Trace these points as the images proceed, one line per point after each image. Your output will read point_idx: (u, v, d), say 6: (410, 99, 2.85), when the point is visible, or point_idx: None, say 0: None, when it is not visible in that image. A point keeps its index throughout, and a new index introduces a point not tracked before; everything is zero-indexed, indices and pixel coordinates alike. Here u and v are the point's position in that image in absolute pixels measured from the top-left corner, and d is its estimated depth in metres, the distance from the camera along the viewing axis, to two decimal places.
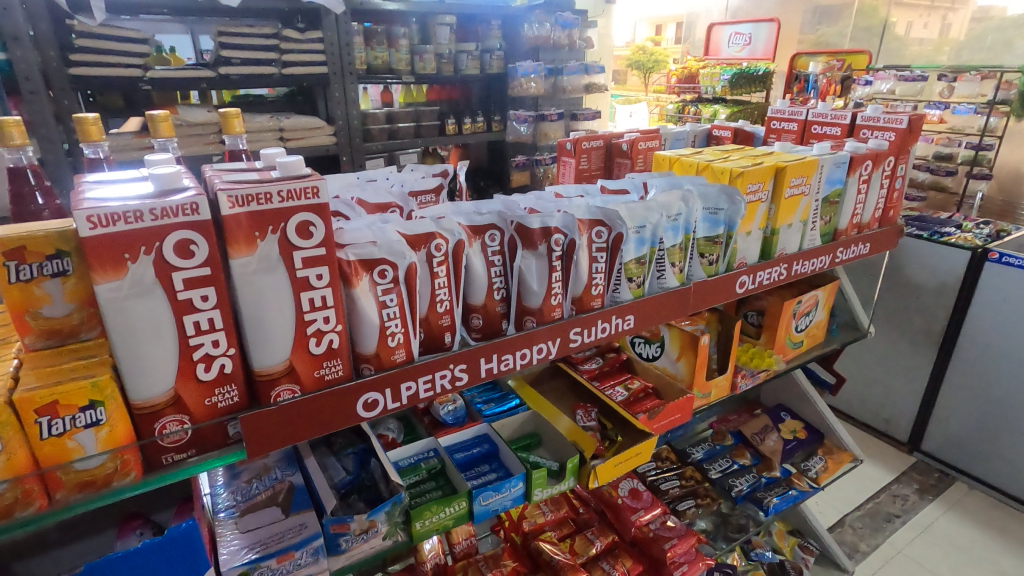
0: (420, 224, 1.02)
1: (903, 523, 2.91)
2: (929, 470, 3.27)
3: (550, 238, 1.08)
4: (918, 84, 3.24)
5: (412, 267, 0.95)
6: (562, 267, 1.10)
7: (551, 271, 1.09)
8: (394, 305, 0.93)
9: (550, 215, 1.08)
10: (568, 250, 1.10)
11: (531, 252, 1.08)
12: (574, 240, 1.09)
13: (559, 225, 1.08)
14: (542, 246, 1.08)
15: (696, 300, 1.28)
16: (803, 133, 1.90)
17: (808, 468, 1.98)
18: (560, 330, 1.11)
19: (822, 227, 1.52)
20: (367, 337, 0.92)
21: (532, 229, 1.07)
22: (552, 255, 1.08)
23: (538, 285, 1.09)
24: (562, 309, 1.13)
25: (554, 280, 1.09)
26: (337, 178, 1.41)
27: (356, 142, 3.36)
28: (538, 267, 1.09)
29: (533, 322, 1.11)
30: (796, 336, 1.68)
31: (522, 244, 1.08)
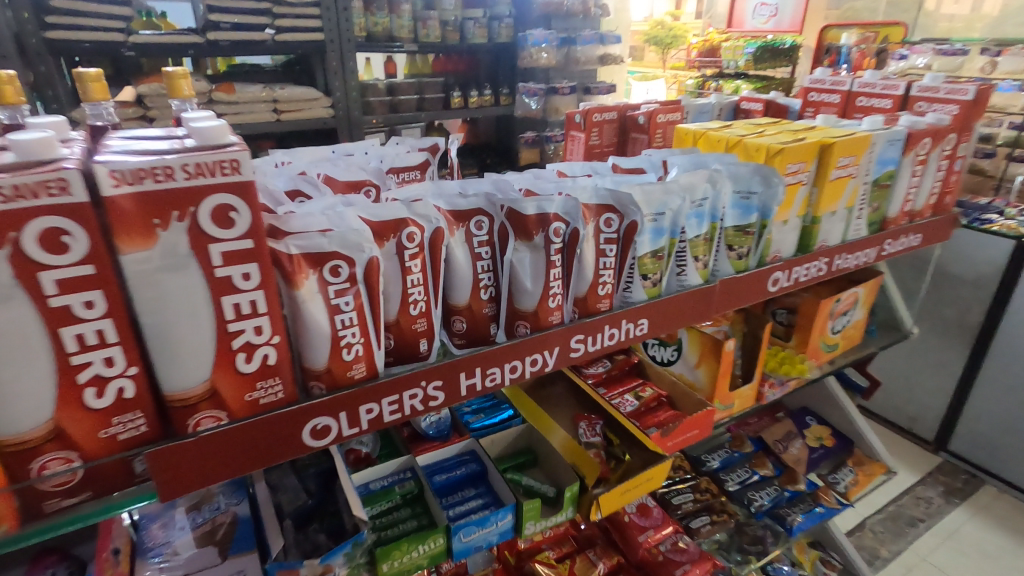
0: (388, 208, 0.84)
1: (927, 529, 2.73)
2: (957, 472, 3.08)
3: (548, 227, 0.88)
4: (959, 58, 2.88)
5: (374, 262, 0.76)
6: (562, 262, 0.92)
7: (549, 267, 0.90)
8: (352, 310, 0.75)
9: (549, 199, 0.89)
10: (570, 242, 0.90)
11: (525, 243, 0.90)
12: (578, 230, 0.90)
13: (559, 211, 0.89)
14: (538, 236, 0.89)
15: (720, 300, 1.09)
16: (845, 107, 1.66)
17: (836, 481, 1.80)
18: (560, 338, 0.93)
19: (869, 215, 1.31)
20: (316, 350, 0.74)
21: (526, 216, 0.88)
22: (550, 248, 0.89)
23: (533, 283, 0.90)
24: (562, 313, 0.94)
25: (552, 279, 0.91)
26: (308, 151, 1.22)
27: (355, 115, 3.14)
28: (534, 263, 0.90)
29: (526, 327, 0.92)
30: (831, 338, 1.48)
31: (514, 233, 0.90)
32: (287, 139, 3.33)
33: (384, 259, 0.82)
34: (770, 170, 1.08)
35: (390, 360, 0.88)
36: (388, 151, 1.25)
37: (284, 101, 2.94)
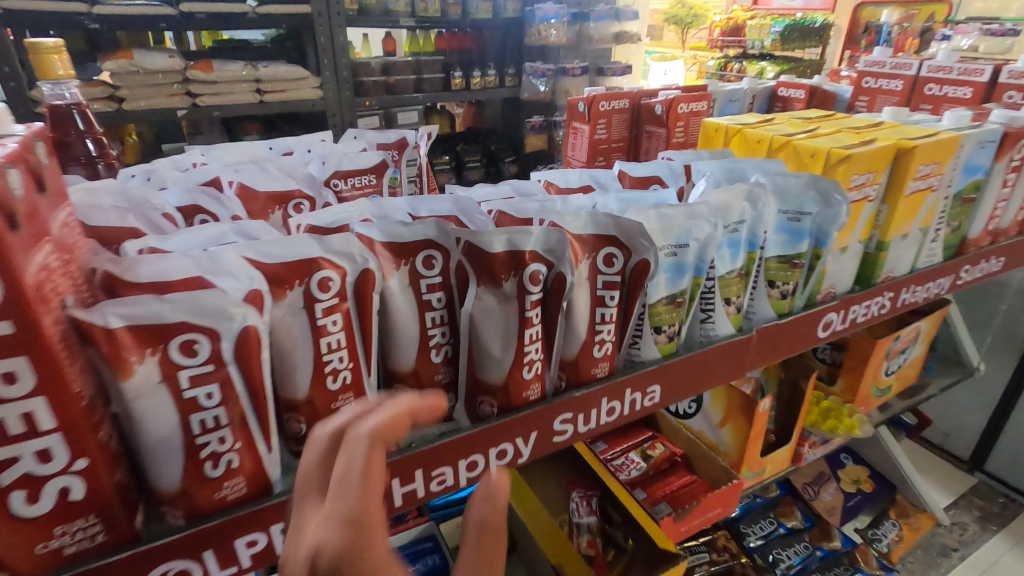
0: (290, 243, 0.59)
1: (961, 560, 1.90)
2: (994, 495, 2.15)
3: (522, 269, 0.63)
4: (1009, 39, 2.26)
5: (251, 331, 0.51)
6: (543, 316, 0.66)
7: (524, 326, 0.64)
8: (218, 406, 0.50)
9: (524, 230, 0.64)
10: (555, 290, 0.65)
11: (491, 292, 0.63)
12: (565, 275, 0.64)
13: (538, 247, 0.64)
14: (509, 283, 0.63)
15: (756, 354, 0.83)
16: (909, 96, 1.34)
17: (877, 538, 1.56)
18: (539, 419, 0.67)
19: (947, 236, 1.03)
20: (165, 467, 0.50)
21: (493, 254, 0.62)
22: (525, 299, 0.63)
23: (502, 347, 0.64)
24: (545, 384, 0.68)
25: (528, 341, 0.64)
26: (235, 148, 0.96)
27: (347, 98, 2.49)
28: (503, 319, 0.64)
29: (494, 405, 0.66)
30: (884, 381, 1.21)
31: (476, 276, 0.64)
32: (277, 121, 2.71)
33: (287, 316, 0.58)
34: (830, 184, 0.81)
35: (302, 449, 0.63)
36: (337, 150, 0.98)
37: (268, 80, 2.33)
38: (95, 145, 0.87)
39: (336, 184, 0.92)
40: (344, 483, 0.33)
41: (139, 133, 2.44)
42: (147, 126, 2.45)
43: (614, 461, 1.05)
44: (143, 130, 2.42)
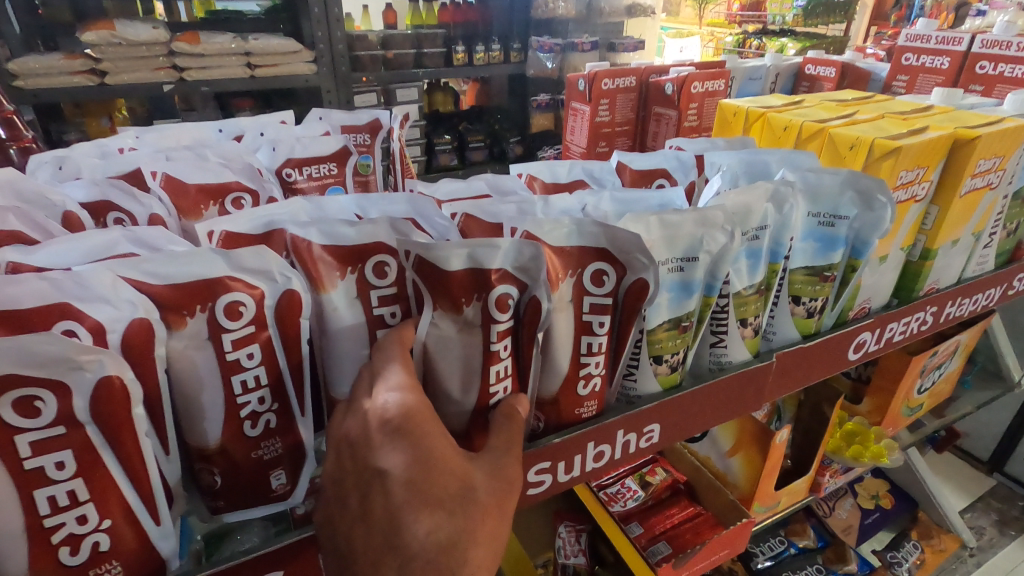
0: (186, 260, 0.47)
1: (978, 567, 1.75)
2: (1013, 499, 2.01)
3: (487, 292, 0.50)
4: None
5: (114, 380, 0.39)
6: (514, 348, 0.53)
7: (488, 362, 0.51)
8: (73, 478, 0.39)
9: (490, 243, 0.50)
10: (528, 318, 0.52)
11: (451, 319, 0.51)
12: (540, 300, 0.51)
13: (508, 266, 0.50)
14: (471, 309, 0.50)
15: (775, 383, 0.70)
16: (958, 74, 1.17)
17: (897, 563, 1.43)
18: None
19: (1001, 240, 0.89)
20: (4, 558, 0.38)
21: (451, 273, 0.50)
22: (491, 329, 0.51)
23: (461, 388, 0.51)
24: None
25: (493, 381, 0.52)
26: (174, 130, 0.83)
27: (343, 73, 2.19)
28: (462, 352, 0.51)
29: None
30: (915, 400, 1.07)
31: (432, 297, 0.51)
32: (274, 98, 2.39)
33: (189, 349, 0.47)
34: (872, 182, 0.66)
35: (219, 504, 0.52)
36: (293, 134, 0.85)
37: (259, 54, 2.03)
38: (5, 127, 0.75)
39: (288, 174, 0.80)
40: (390, 368, 0.46)
41: (131, 108, 2.16)
42: (140, 100, 2.16)
43: (608, 489, 0.94)
44: (133, 104, 2.15)
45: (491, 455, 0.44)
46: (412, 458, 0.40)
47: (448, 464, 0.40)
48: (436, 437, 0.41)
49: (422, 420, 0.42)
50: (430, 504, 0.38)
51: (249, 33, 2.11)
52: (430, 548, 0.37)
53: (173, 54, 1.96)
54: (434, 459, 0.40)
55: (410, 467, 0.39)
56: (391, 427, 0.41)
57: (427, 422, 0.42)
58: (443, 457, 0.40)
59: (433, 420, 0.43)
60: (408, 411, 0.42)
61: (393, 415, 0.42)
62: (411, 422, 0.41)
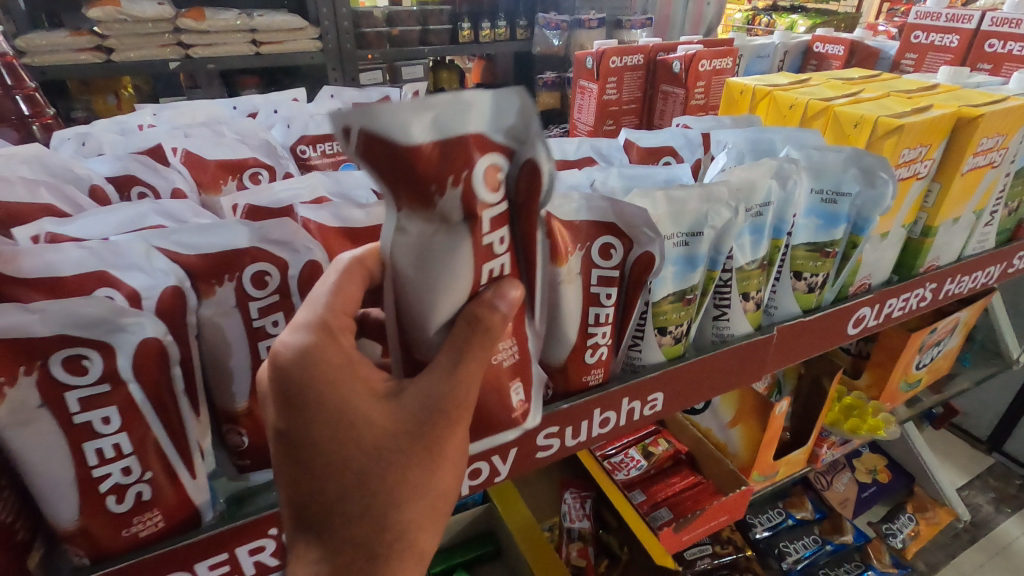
0: (216, 230, 0.49)
1: (972, 543, 1.80)
2: (1010, 477, 2.04)
3: (470, 172, 0.36)
4: None
5: (152, 341, 0.42)
6: (513, 238, 0.41)
7: (481, 262, 0.39)
8: (118, 432, 0.42)
9: (460, 98, 0.35)
10: (526, 205, 0.40)
11: (421, 219, 0.37)
12: (541, 165, 0.38)
13: (485, 127, 0.36)
14: (448, 198, 0.36)
15: (775, 355, 0.72)
16: (966, 52, 1.17)
17: (891, 534, 1.47)
18: (518, 372, 0.48)
19: (1002, 219, 0.90)
20: (56, 504, 0.42)
21: (417, 148, 0.34)
22: (482, 217, 0.38)
23: (424, 287, 0.39)
24: (527, 344, 0.48)
25: (485, 282, 0.40)
26: (189, 108, 0.85)
27: (348, 49, 2.17)
28: (447, 258, 0.38)
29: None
30: (913, 375, 1.09)
31: (394, 191, 0.36)
32: (279, 75, 2.39)
33: (218, 316, 0.49)
34: (875, 160, 0.68)
35: (246, 463, 0.55)
36: (306, 111, 0.87)
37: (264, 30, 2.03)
38: (28, 104, 0.77)
39: (302, 151, 0.82)
40: (317, 301, 0.40)
41: (136, 86, 2.18)
42: (145, 77, 2.19)
43: (612, 458, 0.98)
44: (139, 82, 2.16)
45: (425, 379, 0.38)
46: (312, 417, 0.36)
47: (359, 424, 0.36)
48: (347, 390, 0.37)
49: (321, 367, 0.37)
50: (342, 473, 0.36)
51: (254, 9, 2.10)
52: (346, 510, 0.36)
53: (180, 31, 1.95)
54: (340, 419, 0.36)
55: (306, 435, 0.36)
56: (286, 383, 0.36)
57: (331, 371, 0.37)
58: (349, 408, 0.37)
59: (349, 365, 0.38)
60: (317, 364, 0.37)
61: (287, 367, 0.37)
62: (302, 378, 0.36)
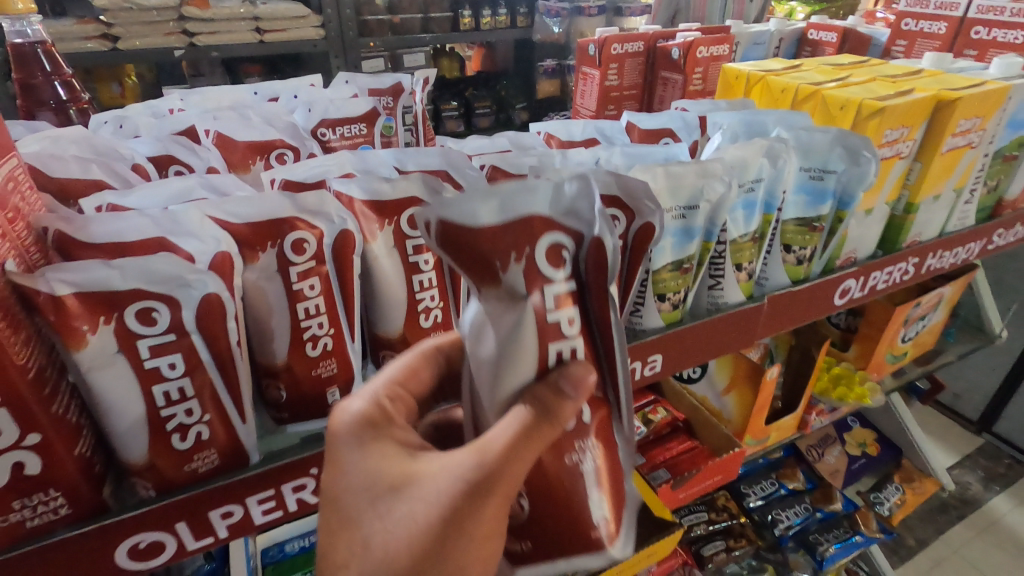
0: (260, 202, 0.55)
1: (959, 519, 1.89)
2: (999, 456, 2.11)
3: (534, 246, 0.42)
4: None
5: (213, 297, 0.47)
6: (584, 320, 0.44)
7: (547, 338, 0.42)
8: (182, 376, 0.47)
9: (524, 189, 0.42)
10: (596, 291, 0.43)
11: (494, 297, 0.42)
12: (602, 240, 0.42)
13: (547, 212, 0.43)
14: (511, 271, 0.41)
15: (766, 322, 0.78)
16: (954, 40, 1.22)
17: (879, 502, 1.54)
18: (604, 479, 0.46)
19: (981, 197, 0.95)
20: (130, 439, 0.47)
21: (486, 228, 0.41)
22: (545, 291, 0.42)
23: (493, 368, 0.42)
24: (613, 445, 0.46)
25: (554, 363, 0.42)
26: (216, 92, 0.90)
27: (350, 37, 2.19)
28: (515, 332, 0.41)
29: (525, 497, 0.45)
30: (899, 347, 1.15)
31: (474, 274, 0.42)
32: (282, 63, 2.41)
33: (261, 280, 0.55)
34: (859, 140, 0.73)
35: (284, 416, 0.61)
36: (324, 96, 0.91)
37: (268, 17, 2.05)
38: (66, 88, 0.82)
39: (322, 133, 0.86)
40: (388, 376, 0.47)
41: (140, 74, 2.20)
42: (148, 66, 2.21)
43: None
44: (142, 70, 2.19)
45: (462, 452, 0.39)
46: (347, 472, 0.42)
47: (387, 482, 0.40)
48: (382, 446, 0.42)
49: (362, 427, 0.43)
50: (352, 531, 0.41)
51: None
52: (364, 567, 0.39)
53: (184, 19, 1.97)
54: (367, 474, 0.41)
55: (337, 487, 0.42)
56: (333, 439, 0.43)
57: (369, 433, 0.43)
58: (381, 467, 0.41)
59: (392, 428, 0.43)
60: (359, 424, 0.43)
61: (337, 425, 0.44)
62: (346, 435, 0.43)
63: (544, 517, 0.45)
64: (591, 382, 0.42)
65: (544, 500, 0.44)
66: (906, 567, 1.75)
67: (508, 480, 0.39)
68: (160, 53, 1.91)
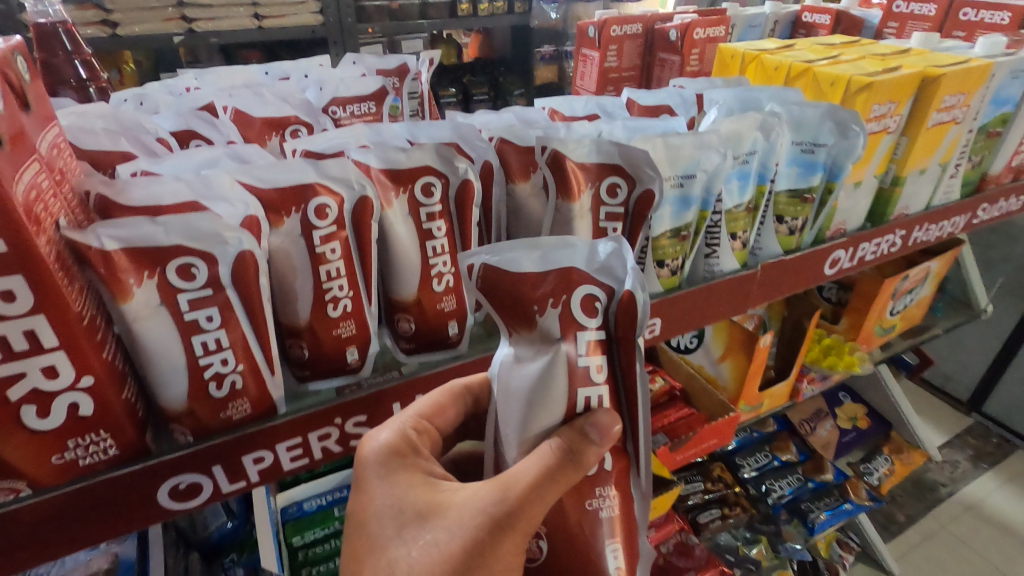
0: (286, 168, 0.58)
1: (949, 496, 1.95)
2: (988, 435, 2.17)
3: (570, 295, 0.47)
4: None
5: (247, 255, 0.51)
6: (611, 368, 0.49)
7: (575, 382, 0.47)
8: (218, 328, 0.51)
9: (565, 243, 0.48)
10: (624, 342, 0.48)
11: (527, 340, 0.48)
12: (636, 296, 0.47)
13: (585, 266, 0.47)
14: (547, 316, 0.46)
15: (760, 292, 0.81)
16: (943, 21, 1.26)
17: (868, 472, 1.60)
18: (618, 527, 0.50)
19: (966, 172, 0.99)
20: (171, 387, 0.51)
21: (528, 277, 0.47)
22: (578, 338, 0.47)
23: (524, 411, 0.47)
24: (627, 490, 0.51)
25: (581, 408, 0.48)
26: (230, 72, 0.93)
27: (349, 23, 2.18)
28: (548, 373, 0.47)
29: (545, 540, 0.50)
30: (888, 321, 1.20)
31: (512, 318, 0.47)
32: (279, 50, 2.41)
33: (285, 243, 0.58)
34: (848, 114, 0.77)
35: (306, 374, 0.64)
36: (335, 75, 0.95)
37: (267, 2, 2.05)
38: (85, 68, 0.85)
39: (333, 111, 0.90)
40: (420, 411, 0.55)
41: (138, 62, 2.19)
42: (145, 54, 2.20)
43: None
44: (139, 58, 2.17)
45: (483, 488, 0.47)
46: (379, 497, 0.50)
47: (412, 511, 0.48)
48: (408, 478, 0.50)
49: (393, 459, 0.51)
50: (379, 554, 0.47)
51: None
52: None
53: (183, 5, 1.96)
54: (395, 502, 0.49)
55: (365, 513, 0.50)
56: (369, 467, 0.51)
57: (400, 468, 0.51)
58: (409, 496, 0.49)
59: (419, 463, 0.52)
60: (388, 454, 0.51)
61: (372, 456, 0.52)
62: (379, 463, 0.51)
63: (564, 563, 0.50)
64: (615, 431, 0.47)
65: (562, 545, 0.50)
66: (896, 542, 1.82)
67: (527, 518, 0.45)
68: (158, 39, 1.90)
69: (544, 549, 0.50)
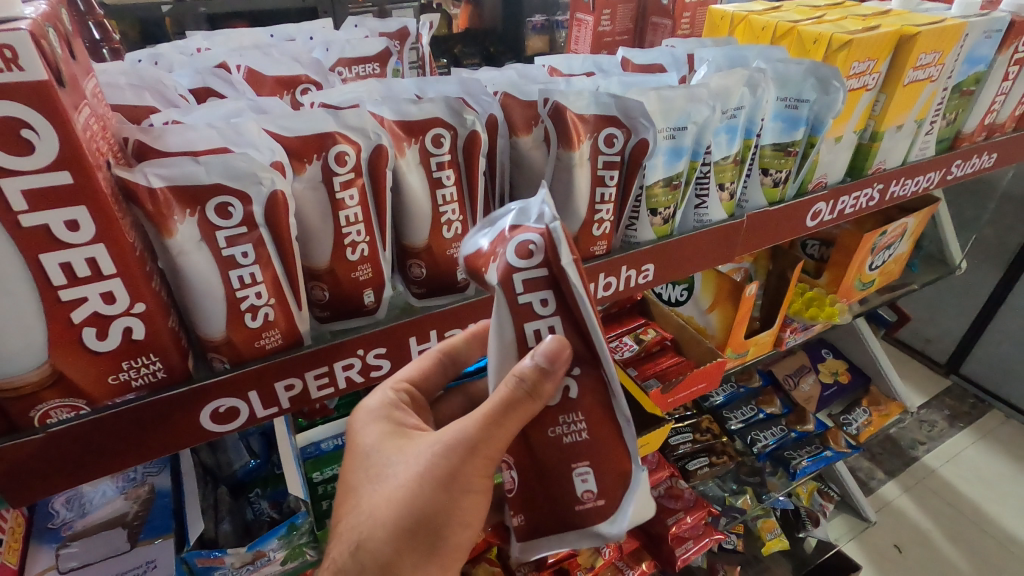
0: (307, 118, 0.62)
1: (926, 452, 2.06)
2: (965, 396, 2.27)
3: (506, 243, 0.50)
4: None
5: (277, 195, 0.56)
6: (558, 301, 0.51)
7: (523, 319, 0.51)
8: (253, 264, 0.56)
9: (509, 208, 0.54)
10: (563, 278, 0.50)
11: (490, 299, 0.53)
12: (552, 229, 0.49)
13: (517, 218, 0.51)
14: (488, 269, 0.51)
15: (747, 241, 0.87)
16: None
17: (848, 422, 1.70)
18: (584, 454, 0.54)
19: (941, 130, 1.05)
20: (209, 318, 0.56)
21: (478, 245, 0.54)
22: (514, 281, 0.50)
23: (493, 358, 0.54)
24: (596, 415, 0.53)
25: (533, 339, 0.51)
26: (237, 34, 0.95)
27: None
28: (496, 317, 0.51)
29: (514, 471, 0.57)
30: (867, 275, 1.26)
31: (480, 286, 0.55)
32: None
33: (308, 189, 0.62)
34: (829, 71, 0.82)
35: (326, 315, 0.67)
36: (339, 37, 0.98)
37: None
38: (98, 29, 0.88)
39: (340, 72, 0.93)
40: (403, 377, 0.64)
41: None
42: None
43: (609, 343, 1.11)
44: None
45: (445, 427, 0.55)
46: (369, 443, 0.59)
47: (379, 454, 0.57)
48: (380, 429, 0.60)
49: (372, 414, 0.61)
50: (353, 495, 0.57)
51: None
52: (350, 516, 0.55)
53: None
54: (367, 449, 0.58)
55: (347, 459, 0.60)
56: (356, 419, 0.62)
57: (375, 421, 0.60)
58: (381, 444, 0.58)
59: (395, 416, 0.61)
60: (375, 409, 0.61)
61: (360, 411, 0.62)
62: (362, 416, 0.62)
63: (535, 490, 0.56)
64: (566, 354, 0.50)
65: (529, 473, 0.56)
66: (874, 495, 1.92)
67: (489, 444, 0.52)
68: None
69: (510, 479, 0.57)
